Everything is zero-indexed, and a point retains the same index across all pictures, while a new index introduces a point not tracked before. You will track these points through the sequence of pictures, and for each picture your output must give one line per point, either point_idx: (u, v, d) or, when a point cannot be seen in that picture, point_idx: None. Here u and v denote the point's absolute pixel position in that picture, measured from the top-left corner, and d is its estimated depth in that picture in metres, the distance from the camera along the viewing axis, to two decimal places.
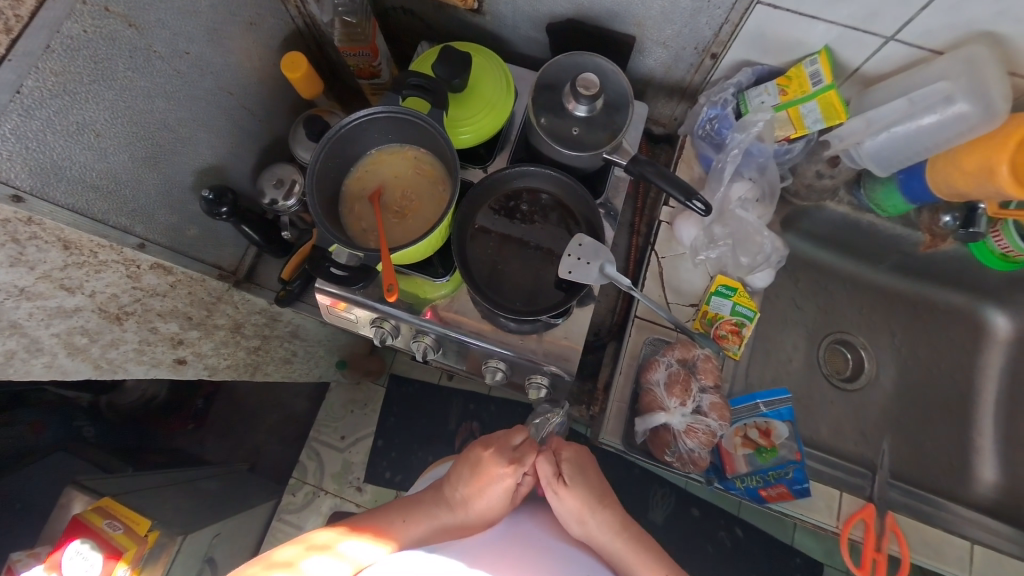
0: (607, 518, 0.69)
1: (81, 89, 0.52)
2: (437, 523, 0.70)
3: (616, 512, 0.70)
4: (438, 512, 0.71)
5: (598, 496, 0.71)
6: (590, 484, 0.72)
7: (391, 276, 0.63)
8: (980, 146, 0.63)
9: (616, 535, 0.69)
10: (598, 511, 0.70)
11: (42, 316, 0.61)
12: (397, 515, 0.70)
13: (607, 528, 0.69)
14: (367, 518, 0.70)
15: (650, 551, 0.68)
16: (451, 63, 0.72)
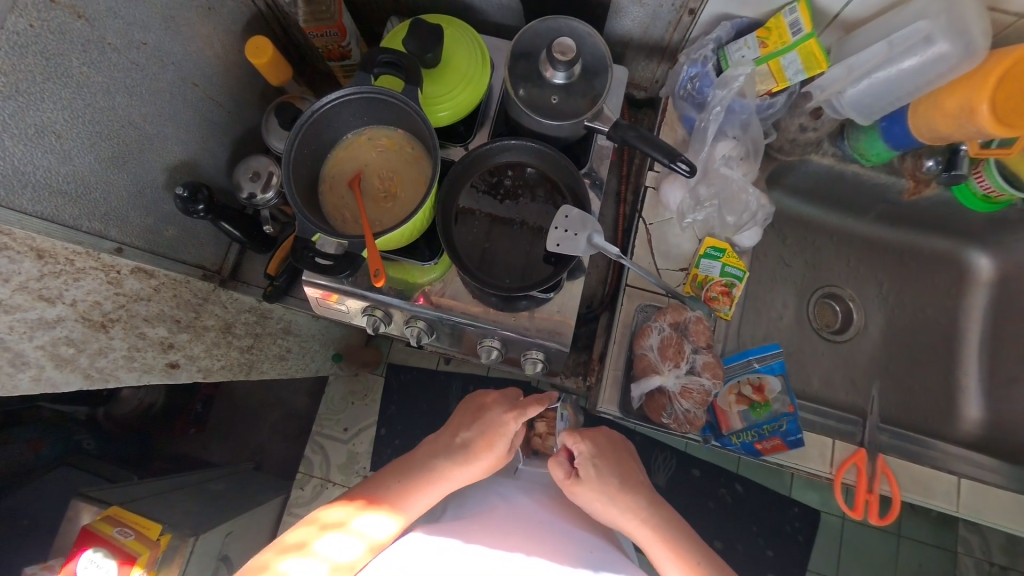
0: (626, 506, 0.68)
1: (35, 88, 0.50)
2: (437, 484, 0.69)
3: (638, 501, 0.69)
4: (440, 475, 0.69)
5: (613, 486, 0.70)
6: (607, 472, 0.72)
7: (378, 260, 0.62)
8: (961, 86, 0.62)
9: (637, 525, 0.67)
10: (615, 499, 0.70)
11: (23, 329, 0.57)
12: (399, 482, 0.68)
13: (629, 519, 0.68)
14: (375, 489, 0.68)
15: (675, 539, 0.65)
16: (422, 37, 0.70)
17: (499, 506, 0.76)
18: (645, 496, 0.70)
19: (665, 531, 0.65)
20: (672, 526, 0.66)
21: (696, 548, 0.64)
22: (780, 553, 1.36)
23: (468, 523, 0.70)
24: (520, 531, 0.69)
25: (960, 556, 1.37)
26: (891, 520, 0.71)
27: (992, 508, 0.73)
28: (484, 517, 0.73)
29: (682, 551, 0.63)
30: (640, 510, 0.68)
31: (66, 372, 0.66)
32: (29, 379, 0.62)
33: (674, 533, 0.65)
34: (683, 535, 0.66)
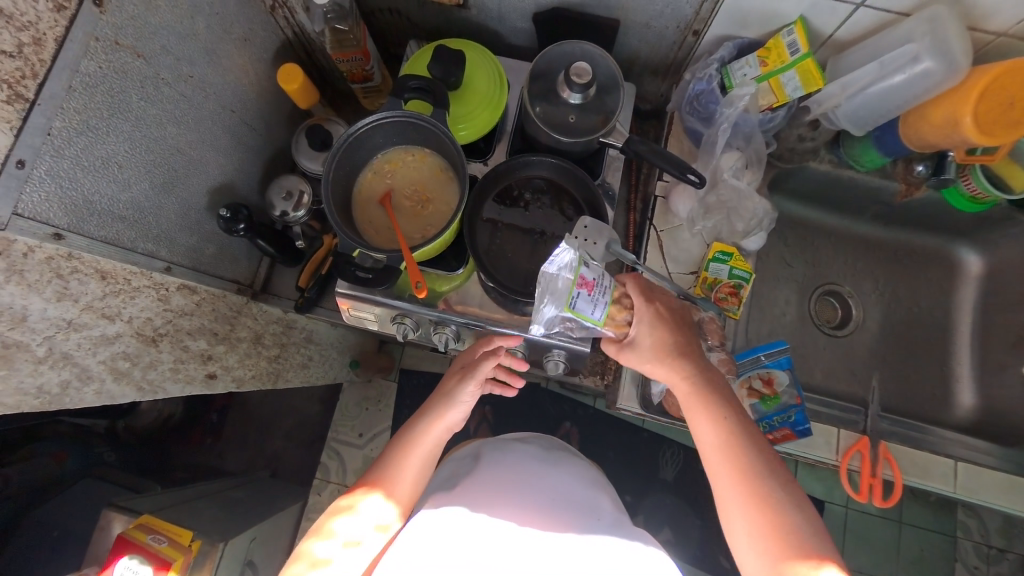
0: (706, 410, 0.61)
1: (102, 124, 0.55)
2: (431, 432, 0.77)
3: (722, 407, 0.60)
4: (430, 429, 0.77)
5: (691, 373, 0.63)
6: (681, 346, 0.66)
7: (418, 274, 0.68)
8: (947, 98, 0.68)
9: (716, 437, 0.59)
10: (692, 391, 0.62)
11: (89, 345, 0.61)
12: (394, 460, 0.76)
13: (708, 425, 0.60)
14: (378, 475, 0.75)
15: (757, 470, 0.56)
16: (444, 62, 0.74)
17: (519, 479, 0.82)
18: (704, 362, 0.65)
19: (743, 447, 0.57)
20: (755, 451, 0.57)
21: (781, 485, 0.55)
22: None
23: (490, 494, 0.76)
24: (538, 505, 0.75)
25: (960, 539, 1.43)
26: (894, 502, 0.75)
27: (987, 487, 0.78)
28: (503, 487, 0.78)
29: (758, 482, 0.55)
30: (720, 415, 0.60)
31: (122, 385, 0.69)
32: (92, 393, 0.65)
33: (756, 461, 0.56)
34: (767, 467, 0.56)
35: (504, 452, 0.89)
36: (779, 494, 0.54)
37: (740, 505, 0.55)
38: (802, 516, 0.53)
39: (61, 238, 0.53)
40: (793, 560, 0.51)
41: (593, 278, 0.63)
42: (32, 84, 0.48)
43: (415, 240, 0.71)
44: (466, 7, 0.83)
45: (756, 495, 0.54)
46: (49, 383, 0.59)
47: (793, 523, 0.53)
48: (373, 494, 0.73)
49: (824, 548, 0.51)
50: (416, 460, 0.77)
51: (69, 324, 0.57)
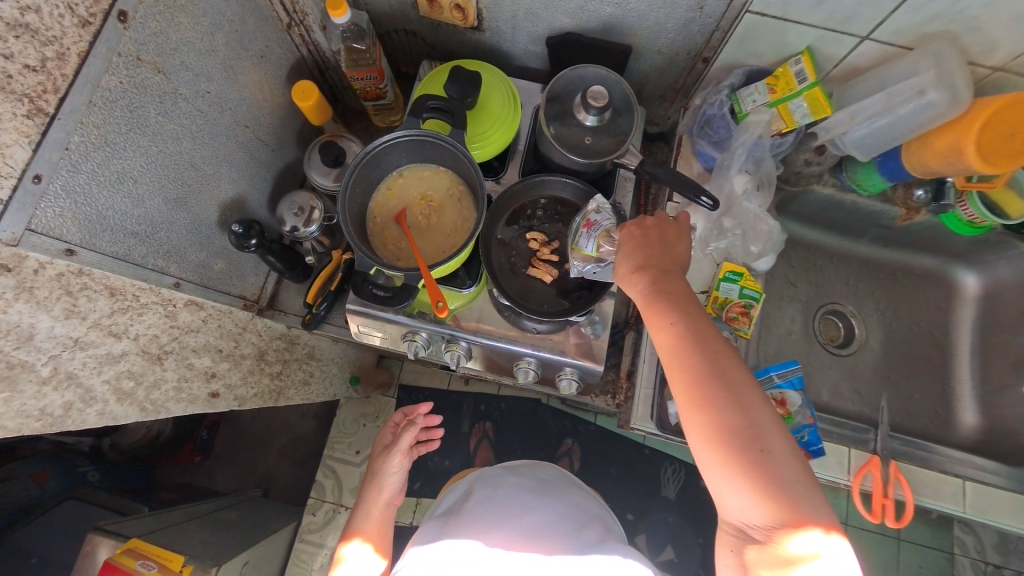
0: (659, 322, 0.58)
1: (119, 138, 0.54)
2: (380, 491, 0.91)
3: (672, 324, 0.57)
4: (377, 487, 0.91)
5: (647, 292, 0.60)
6: (641, 259, 0.63)
7: (437, 293, 0.66)
8: (951, 128, 0.70)
9: (666, 349, 0.58)
10: (646, 308, 0.60)
11: (94, 365, 0.59)
12: (361, 512, 0.91)
13: (658, 339, 0.58)
14: (357, 522, 0.90)
15: (703, 380, 0.54)
16: (462, 83, 0.75)
17: (506, 506, 0.83)
18: (662, 274, 0.61)
19: (689, 355, 0.55)
20: (704, 358, 0.55)
21: (729, 390, 0.53)
22: None
23: (476, 526, 0.77)
24: (520, 530, 0.76)
25: (957, 556, 1.43)
26: (906, 522, 0.75)
27: (996, 508, 0.78)
28: (486, 518, 0.79)
29: (703, 388, 0.54)
30: (669, 324, 0.58)
31: (125, 405, 0.67)
32: (94, 414, 0.63)
33: (702, 370, 0.54)
34: (716, 373, 0.54)
35: (496, 485, 0.89)
36: (724, 400, 0.53)
37: (688, 416, 0.55)
38: (746, 418, 0.52)
39: (73, 254, 0.51)
40: (734, 460, 0.51)
41: (597, 219, 0.71)
42: (53, 99, 0.47)
43: (472, 223, 0.72)
44: (480, 30, 0.85)
45: (697, 402, 0.53)
46: (53, 405, 0.57)
47: (736, 426, 0.52)
48: (354, 541, 0.87)
49: (771, 449, 0.51)
50: (374, 504, 0.91)
51: (75, 342, 0.55)
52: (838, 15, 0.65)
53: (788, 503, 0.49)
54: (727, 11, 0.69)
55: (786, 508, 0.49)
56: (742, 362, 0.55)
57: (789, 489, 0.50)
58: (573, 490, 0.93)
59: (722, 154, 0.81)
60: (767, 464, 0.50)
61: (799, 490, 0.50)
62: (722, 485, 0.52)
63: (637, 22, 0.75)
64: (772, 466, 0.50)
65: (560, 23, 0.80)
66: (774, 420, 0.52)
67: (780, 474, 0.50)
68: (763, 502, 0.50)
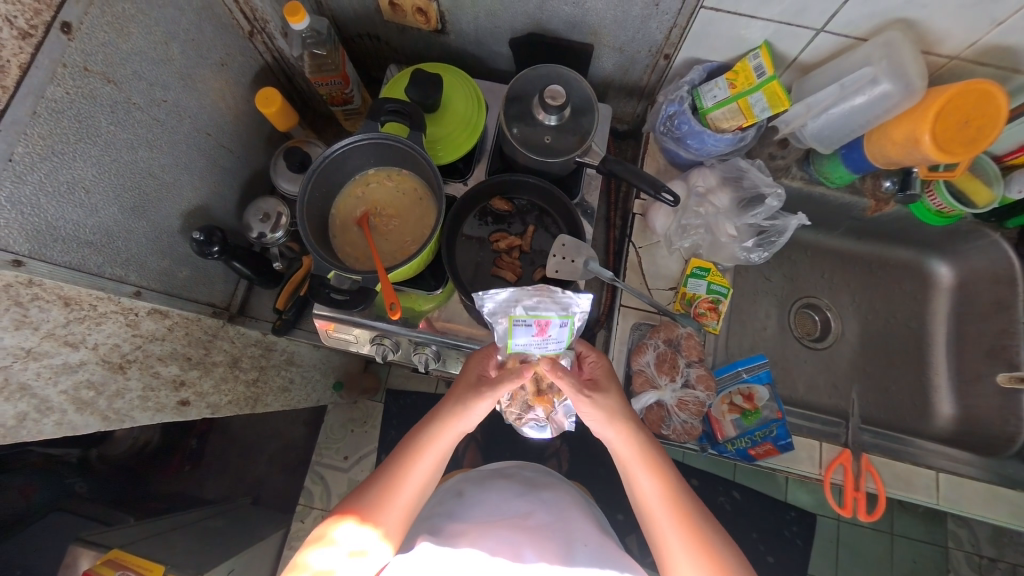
0: (653, 473, 0.64)
1: (68, 149, 0.54)
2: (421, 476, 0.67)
3: (664, 468, 0.65)
4: (430, 456, 0.68)
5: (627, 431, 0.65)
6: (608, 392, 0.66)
7: (393, 294, 0.65)
8: (907, 118, 0.69)
9: (661, 497, 0.64)
10: (637, 450, 0.65)
11: (49, 375, 0.59)
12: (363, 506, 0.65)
13: (656, 491, 0.64)
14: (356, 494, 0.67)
15: (691, 513, 0.63)
16: (422, 85, 0.75)
17: (502, 504, 0.82)
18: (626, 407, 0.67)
19: (683, 504, 0.63)
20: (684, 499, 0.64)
21: (698, 507, 0.64)
22: (779, 557, 1.42)
23: (469, 525, 0.75)
24: (521, 525, 0.75)
25: (951, 549, 1.42)
26: (878, 516, 0.74)
27: (970, 499, 0.78)
28: (484, 518, 0.77)
29: (700, 537, 0.61)
30: (652, 479, 0.64)
31: (86, 415, 0.66)
32: (52, 424, 0.63)
33: (698, 534, 0.61)
34: (693, 507, 0.64)
35: (484, 487, 0.88)
36: (707, 530, 0.62)
37: (692, 563, 0.60)
38: (712, 528, 0.63)
39: (21, 265, 0.52)
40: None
41: (553, 333, 0.62)
42: None
43: (423, 186, 0.74)
44: (444, 32, 0.86)
45: (703, 555, 0.60)
46: (4, 415, 0.57)
47: (722, 553, 0.61)
48: (346, 520, 0.64)
49: (733, 550, 0.62)
50: (414, 480, 0.67)
51: (28, 353, 0.55)
52: (791, 7, 0.65)
53: None
54: (682, 7, 0.69)
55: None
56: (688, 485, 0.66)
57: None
58: (559, 487, 0.93)
59: (710, 163, 0.83)
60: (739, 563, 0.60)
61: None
62: None
63: (595, 20, 0.75)
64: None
65: (521, 24, 0.80)
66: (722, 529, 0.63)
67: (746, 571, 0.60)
68: None
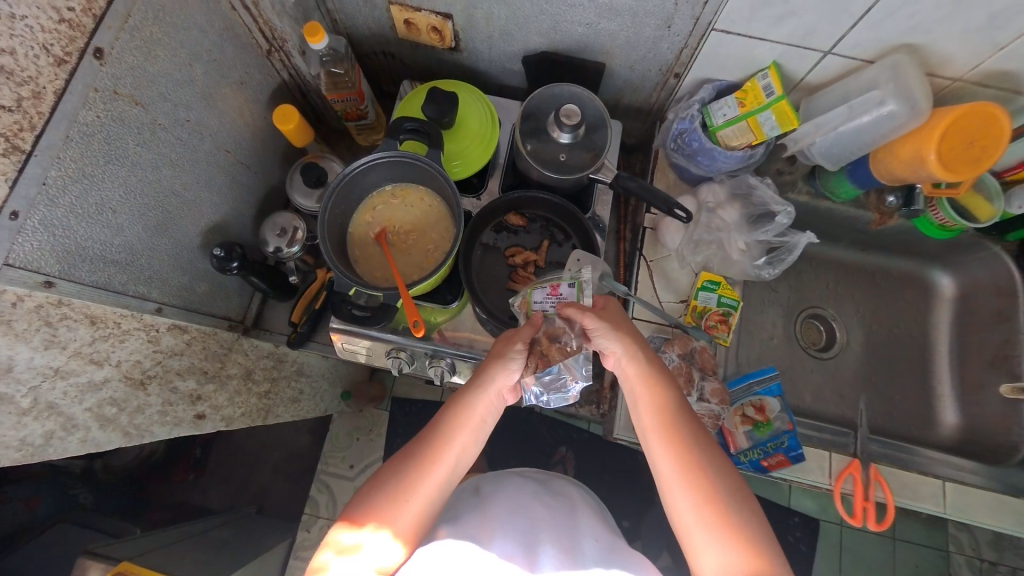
0: (651, 389, 0.64)
1: (98, 171, 0.55)
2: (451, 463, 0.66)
3: (664, 387, 0.64)
4: (464, 434, 0.67)
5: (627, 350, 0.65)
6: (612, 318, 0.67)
7: (415, 311, 0.67)
8: (913, 137, 0.71)
9: (656, 411, 0.62)
10: (636, 368, 0.65)
11: (76, 393, 0.59)
12: (393, 492, 0.64)
13: (651, 405, 0.63)
14: (384, 486, 0.65)
15: (688, 432, 0.61)
16: (438, 104, 0.77)
17: (516, 499, 0.83)
18: (632, 332, 0.67)
19: (679, 422, 0.61)
20: (682, 419, 0.61)
21: (698, 431, 0.61)
22: None
23: (487, 517, 0.76)
24: (538, 519, 0.77)
25: (952, 554, 1.44)
26: (888, 525, 0.76)
27: (975, 506, 0.79)
28: (500, 510, 0.78)
29: (695, 458, 0.59)
30: (650, 395, 0.63)
31: (108, 431, 0.67)
32: (76, 441, 0.63)
33: (691, 452, 0.59)
34: (691, 428, 0.61)
35: (495, 485, 0.89)
36: (700, 449, 0.59)
37: (675, 477, 0.58)
38: (709, 452, 0.59)
39: (52, 286, 0.52)
40: (716, 503, 0.56)
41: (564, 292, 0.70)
42: (29, 136, 0.48)
43: (440, 202, 0.76)
44: (457, 50, 0.87)
45: (693, 471, 0.58)
46: (33, 435, 0.57)
47: (716, 475, 0.57)
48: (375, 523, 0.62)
49: (730, 478, 0.58)
50: (446, 464, 0.66)
51: (55, 372, 0.56)
52: (800, 31, 0.67)
53: (752, 534, 0.54)
54: (693, 29, 0.71)
55: (758, 552, 0.53)
56: (692, 411, 0.63)
57: (749, 517, 0.55)
58: (568, 491, 0.93)
59: (719, 178, 0.85)
60: (734, 492, 0.57)
61: (768, 540, 0.55)
62: (703, 541, 0.55)
63: (607, 40, 0.77)
64: (744, 514, 0.55)
65: (534, 43, 0.82)
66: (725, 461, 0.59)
67: (743, 503, 0.56)
68: (739, 538, 0.54)
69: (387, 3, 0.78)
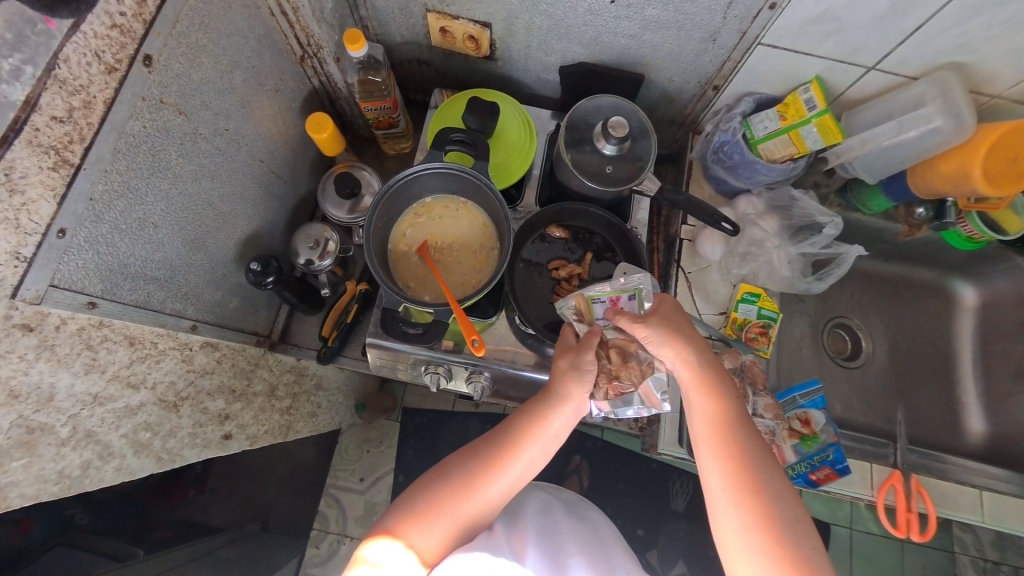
0: (708, 397, 0.61)
1: (141, 184, 0.52)
2: (519, 468, 0.65)
3: (723, 396, 0.61)
4: (534, 443, 0.65)
5: (683, 354, 0.63)
6: (670, 322, 0.65)
7: (471, 329, 0.65)
8: (956, 153, 0.73)
9: (712, 420, 0.60)
10: (693, 373, 0.62)
11: (113, 419, 0.56)
12: (458, 485, 0.62)
13: (705, 414, 0.60)
14: (448, 482, 0.63)
15: (745, 446, 0.57)
16: (480, 113, 0.74)
17: (544, 513, 0.82)
18: (693, 339, 0.64)
19: (735, 436, 0.58)
20: (740, 431, 0.58)
21: (758, 448, 0.57)
22: None
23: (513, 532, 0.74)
24: (569, 539, 0.75)
25: (958, 555, 1.46)
26: (930, 536, 0.76)
27: (1012, 515, 0.80)
28: (529, 525, 0.77)
29: (749, 475, 0.55)
30: (706, 402, 0.61)
31: (142, 458, 0.63)
32: (111, 470, 0.59)
33: (745, 467, 0.56)
34: (749, 442, 0.58)
35: (523, 497, 0.87)
36: (757, 466, 0.56)
37: (724, 492, 0.55)
38: (766, 470, 0.56)
39: (95, 307, 0.49)
40: (768, 526, 0.52)
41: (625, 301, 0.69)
42: (79, 149, 0.44)
43: (483, 214, 0.74)
44: (492, 58, 0.86)
45: (745, 487, 0.54)
46: (70, 466, 0.53)
47: (770, 495, 0.54)
48: (434, 517, 0.61)
49: (786, 502, 0.54)
50: (513, 469, 0.64)
51: (95, 398, 0.52)
52: (848, 47, 0.68)
53: (803, 562, 0.50)
54: (739, 43, 0.71)
55: None
56: (753, 427, 0.59)
57: (802, 543, 0.51)
58: (594, 514, 0.90)
59: (758, 190, 0.85)
60: (791, 517, 0.53)
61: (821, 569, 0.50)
62: (747, 559, 0.52)
63: (650, 52, 0.76)
64: (799, 540, 0.52)
65: (574, 53, 0.81)
66: (782, 483, 0.55)
67: (798, 528, 0.52)
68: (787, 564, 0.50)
69: (424, 10, 0.77)
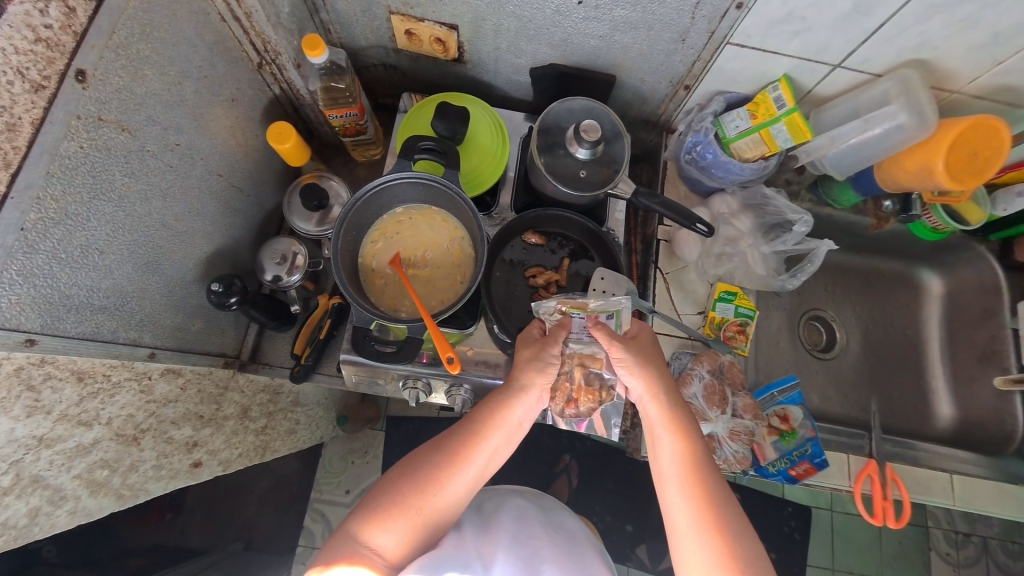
0: (676, 433, 0.61)
1: (81, 209, 0.48)
2: (483, 459, 0.63)
3: (690, 432, 0.61)
4: (497, 436, 0.63)
5: (653, 389, 0.62)
6: (640, 354, 0.64)
7: (447, 347, 0.64)
8: (920, 148, 0.74)
9: (679, 457, 0.60)
10: (662, 409, 0.62)
11: (63, 461, 0.52)
12: (421, 483, 0.60)
13: (672, 451, 0.60)
14: (410, 479, 0.60)
15: (710, 483, 0.58)
16: (450, 119, 0.72)
17: (516, 524, 0.79)
18: (662, 373, 0.64)
19: (701, 473, 0.58)
20: (704, 467, 0.59)
21: (720, 484, 0.58)
22: (781, 553, 1.47)
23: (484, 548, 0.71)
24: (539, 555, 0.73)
25: (932, 528, 1.51)
26: (905, 522, 0.78)
27: (980, 497, 0.83)
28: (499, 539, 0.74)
29: (714, 514, 0.56)
30: (672, 439, 0.60)
31: (100, 497, 0.59)
32: (65, 513, 0.56)
33: (710, 506, 0.56)
34: (713, 479, 0.58)
35: (497, 504, 0.84)
36: (721, 505, 0.57)
37: (691, 530, 0.56)
38: (728, 507, 0.57)
39: (34, 344, 0.45)
40: (731, 563, 0.54)
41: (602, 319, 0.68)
42: (4, 175, 0.41)
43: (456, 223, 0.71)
44: (461, 61, 0.83)
45: (711, 526, 0.55)
46: (16, 515, 0.49)
47: (732, 532, 0.55)
48: (397, 517, 0.59)
49: (747, 538, 0.56)
50: (477, 463, 0.62)
51: (40, 441, 0.49)
52: (814, 46, 0.68)
53: None
54: (708, 43, 0.70)
55: None
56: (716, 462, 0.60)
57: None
58: (570, 521, 0.88)
59: (733, 189, 0.85)
60: (752, 553, 0.55)
61: None
62: None
63: (620, 53, 0.75)
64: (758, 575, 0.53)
65: (545, 55, 0.79)
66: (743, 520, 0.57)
67: (757, 564, 0.54)
68: None
69: (387, 13, 0.74)
